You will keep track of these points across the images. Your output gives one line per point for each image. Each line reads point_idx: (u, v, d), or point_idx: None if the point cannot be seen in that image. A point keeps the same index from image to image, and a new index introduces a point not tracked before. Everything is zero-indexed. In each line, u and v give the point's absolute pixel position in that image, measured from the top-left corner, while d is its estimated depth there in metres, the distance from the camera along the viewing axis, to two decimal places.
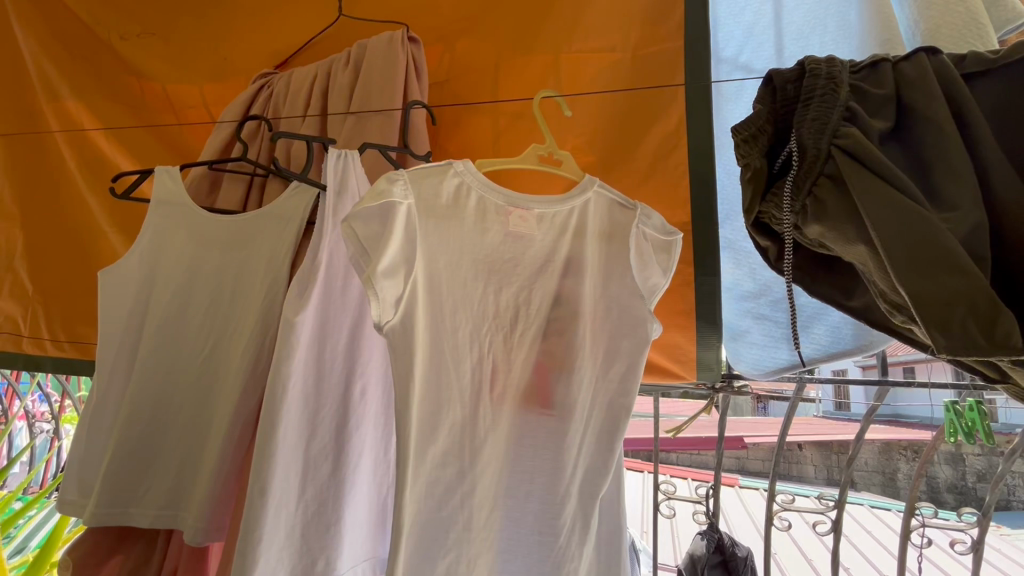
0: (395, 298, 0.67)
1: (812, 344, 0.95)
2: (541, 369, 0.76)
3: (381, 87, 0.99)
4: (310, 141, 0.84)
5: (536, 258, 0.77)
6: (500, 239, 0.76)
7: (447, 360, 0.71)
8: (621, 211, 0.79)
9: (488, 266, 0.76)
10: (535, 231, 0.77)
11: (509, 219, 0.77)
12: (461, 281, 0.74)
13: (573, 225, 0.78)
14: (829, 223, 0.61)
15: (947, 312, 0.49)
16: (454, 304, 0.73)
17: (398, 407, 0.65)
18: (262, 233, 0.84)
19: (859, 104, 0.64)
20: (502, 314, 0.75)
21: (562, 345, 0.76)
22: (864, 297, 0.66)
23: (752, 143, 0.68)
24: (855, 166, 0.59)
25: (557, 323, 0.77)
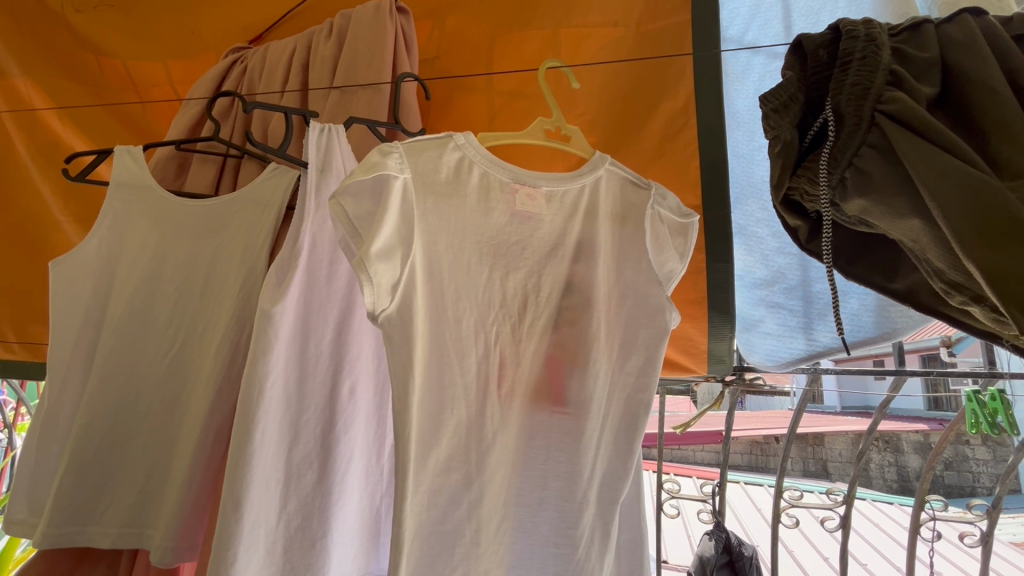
0: (392, 283, 0.59)
1: (831, 332, 0.91)
2: (552, 362, 0.69)
3: (367, 59, 0.91)
4: (289, 112, 0.75)
5: (545, 241, 0.70)
6: (506, 220, 0.69)
7: (451, 355, 0.64)
8: (635, 190, 0.73)
9: (493, 250, 0.68)
10: (544, 211, 0.70)
11: (516, 198, 0.70)
12: (463, 265, 0.67)
13: (584, 205, 0.72)
14: (874, 197, 0.56)
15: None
16: (457, 291, 0.66)
17: (397, 408, 0.58)
18: (238, 217, 0.75)
19: (903, 67, 0.59)
20: (510, 303, 0.68)
21: (575, 336, 0.70)
22: (908, 277, 0.60)
23: (784, 112, 0.63)
24: (905, 133, 0.54)
25: (569, 312, 0.70)
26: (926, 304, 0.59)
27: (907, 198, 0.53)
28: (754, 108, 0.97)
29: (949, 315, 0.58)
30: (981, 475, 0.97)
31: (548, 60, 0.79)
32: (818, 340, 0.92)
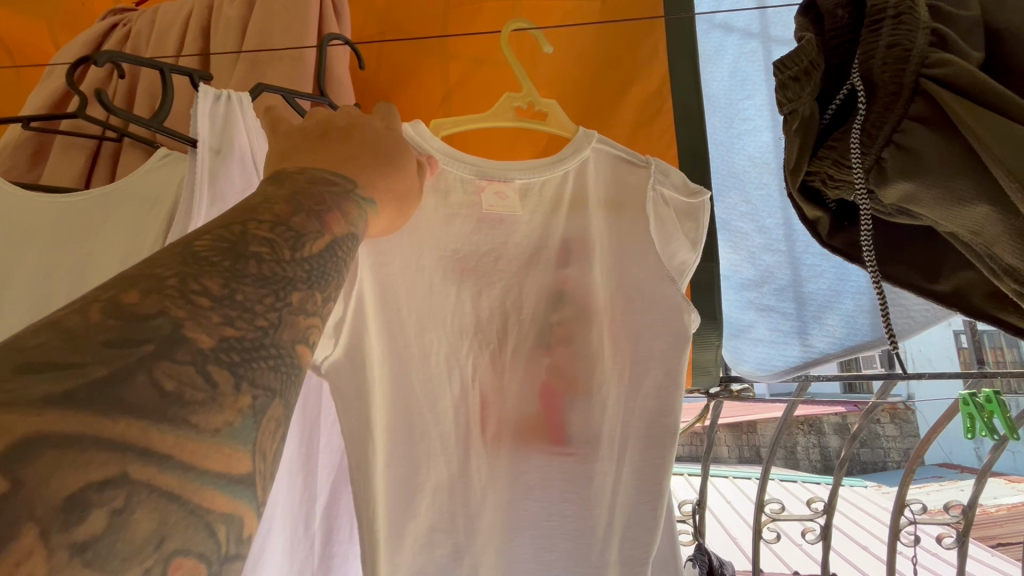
0: (333, 323, 0.52)
1: (827, 337, 0.82)
2: (547, 396, 0.56)
3: (284, 22, 0.73)
4: (168, 69, 0.57)
5: (522, 247, 0.58)
6: (471, 227, 0.58)
7: (417, 384, 0.55)
8: (631, 170, 0.60)
9: (472, 262, 0.57)
10: (519, 209, 0.59)
11: (481, 196, 0.58)
12: (426, 284, 0.56)
13: (569, 196, 0.60)
14: (927, 180, 0.46)
15: None
16: (422, 319, 0.56)
17: (357, 464, 0.51)
18: (117, 215, 0.65)
19: (945, 26, 0.49)
20: (486, 326, 0.57)
21: (573, 356, 0.57)
22: (956, 276, 0.52)
23: (804, 81, 0.52)
24: (965, 102, 0.44)
25: (565, 325, 0.57)
26: (975, 307, 0.51)
27: (974, 179, 0.43)
28: (732, 92, 0.86)
29: (1004, 320, 0.50)
30: (890, 451, 1.10)
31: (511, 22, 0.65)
32: (815, 345, 0.83)
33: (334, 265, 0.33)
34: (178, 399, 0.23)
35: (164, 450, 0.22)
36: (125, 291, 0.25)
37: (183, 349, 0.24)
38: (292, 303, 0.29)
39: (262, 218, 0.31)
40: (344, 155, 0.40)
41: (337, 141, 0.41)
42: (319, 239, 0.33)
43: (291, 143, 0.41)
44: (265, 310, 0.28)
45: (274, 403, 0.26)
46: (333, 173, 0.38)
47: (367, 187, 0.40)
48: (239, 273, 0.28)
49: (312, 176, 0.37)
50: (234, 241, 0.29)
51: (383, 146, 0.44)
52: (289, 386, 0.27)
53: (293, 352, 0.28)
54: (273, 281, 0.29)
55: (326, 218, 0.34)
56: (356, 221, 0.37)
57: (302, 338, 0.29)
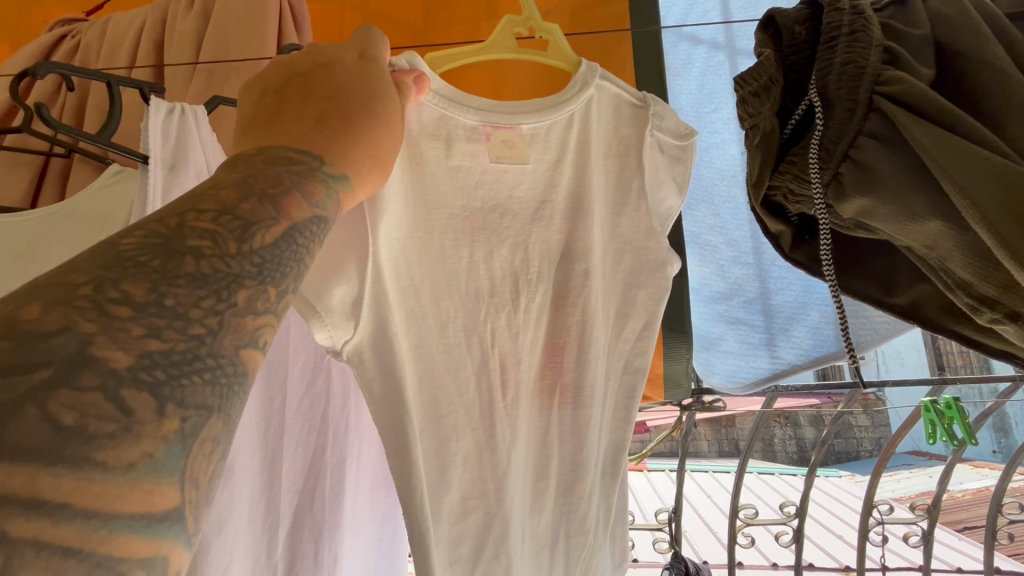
0: (348, 304, 0.46)
1: (794, 348, 0.83)
2: (549, 348, 0.56)
3: (242, 35, 0.71)
4: (111, 81, 0.54)
5: (528, 200, 0.56)
6: (478, 180, 0.54)
7: (439, 388, 0.51)
8: (633, 112, 0.59)
9: (466, 221, 0.54)
10: (526, 158, 0.56)
11: (487, 145, 0.55)
12: (437, 250, 0.53)
13: (574, 149, 0.57)
14: (880, 196, 0.46)
15: None
16: (433, 306, 0.52)
17: (396, 454, 0.46)
18: (69, 235, 0.62)
19: (898, 45, 0.50)
20: (498, 288, 0.54)
21: (576, 318, 0.55)
22: (910, 291, 0.53)
23: (763, 97, 0.52)
24: (916, 120, 0.45)
25: (568, 289, 0.56)
26: (928, 317, 0.52)
27: (923, 196, 0.44)
28: (700, 104, 0.87)
29: (954, 332, 0.52)
30: (863, 441, 1.05)
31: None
32: (782, 357, 0.84)
33: (294, 257, 0.27)
34: (80, 434, 0.18)
35: (59, 500, 0.17)
36: (26, 305, 0.20)
37: (90, 372, 0.19)
38: (236, 304, 0.23)
39: (204, 208, 0.25)
40: (313, 133, 0.33)
41: (298, 100, 0.35)
42: (277, 226, 0.26)
43: (256, 117, 0.34)
44: (202, 316, 0.22)
45: (213, 421, 0.21)
46: (296, 151, 0.31)
47: (336, 159, 0.33)
48: (170, 274, 0.22)
49: (270, 155, 0.30)
50: (169, 235, 0.23)
51: (360, 109, 0.37)
52: (233, 401, 0.22)
53: (241, 362, 0.23)
54: (214, 279, 0.23)
55: (283, 201, 0.28)
56: (324, 204, 0.30)
57: (249, 343, 0.23)
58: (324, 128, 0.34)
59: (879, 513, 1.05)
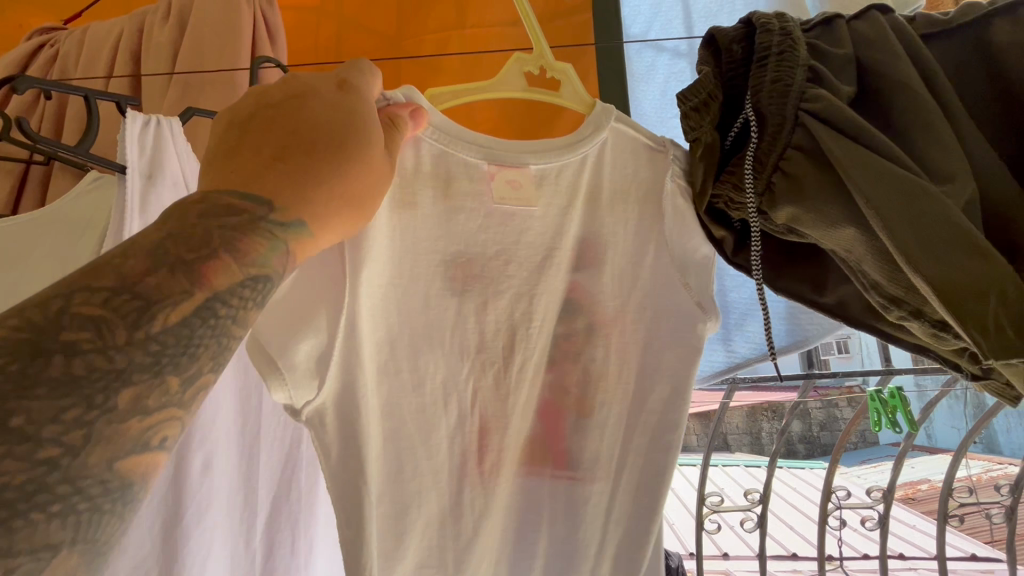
0: (314, 359, 0.49)
1: (749, 343, 0.88)
2: (547, 414, 0.60)
3: (218, 47, 0.74)
4: (88, 94, 0.57)
5: (536, 247, 0.58)
6: (479, 224, 0.57)
7: (406, 412, 0.54)
8: (650, 153, 0.60)
9: (459, 268, 0.56)
10: (535, 201, 0.58)
11: (492, 185, 0.57)
12: (421, 297, 0.56)
13: (585, 187, 0.60)
14: (808, 204, 0.50)
15: (981, 307, 0.39)
16: (423, 354, 0.55)
17: (347, 490, 0.50)
18: (47, 240, 0.64)
19: (820, 63, 0.54)
20: (491, 343, 0.57)
21: (579, 369, 0.60)
22: (839, 290, 0.57)
23: (703, 112, 0.56)
24: (833, 134, 0.49)
25: (571, 342, 0.60)
26: (856, 317, 0.57)
27: (840, 205, 0.49)
28: (663, 111, 0.90)
29: (879, 328, 0.56)
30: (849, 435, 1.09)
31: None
32: (737, 351, 0.89)
33: (206, 332, 0.28)
34: None
35: None
36: None
37: None
38: (117, 406, 0.24)
39: (99, 285, 0.26)
40: (263, 168, 0.34)
41: (259, 135, 0.36)
42: (187, 300, 0.27)
43: (219, 148, 0.36)
44: (70, 423, 0.23)
45: (54, 561, 0.22)
46: (242, 195, 0.32)
47: (288, 205, 0.34)
48: (24, 383, 0.23)
49: (210, 204, 0.31)
50: (42, 327, 0.24)
51: (331, 143, 0.37)
52: (96, 526, 0.23)
53: (112, 475, 0.24)
54: (88, 380, 0.24)
55: (203, 270, 0.29)
56: (265, 259, 0.32)
57: (126, 453, 0.24)
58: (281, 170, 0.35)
59: (837, 499, 1.10)
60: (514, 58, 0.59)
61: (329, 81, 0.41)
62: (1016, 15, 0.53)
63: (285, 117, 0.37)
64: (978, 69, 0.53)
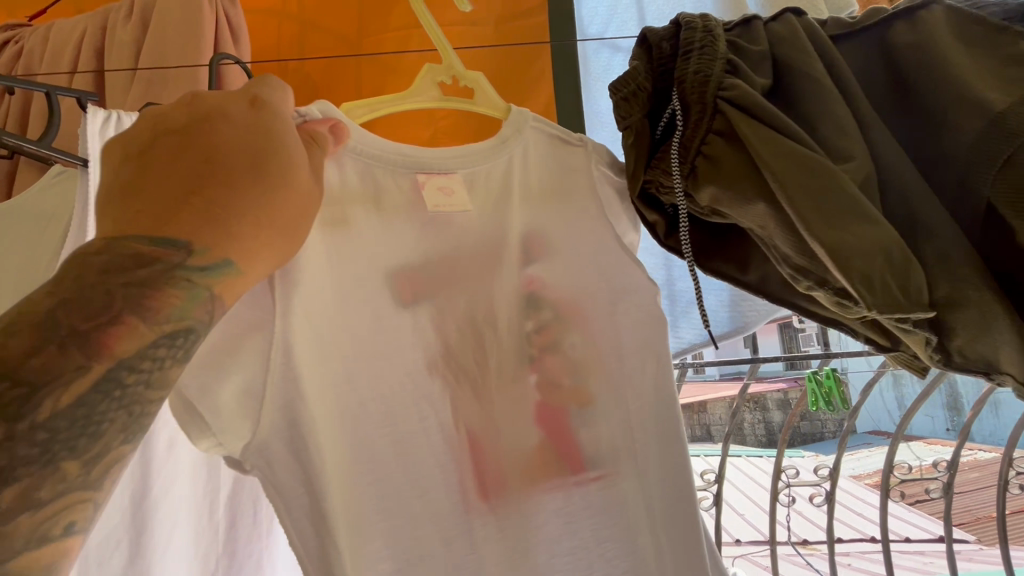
0: (235, 398, 0.45)
1: (693, 328, 0.94)
2: (548, 418, 0.55)
3: (178, 45, 0.77)
4: (49, 91, 0.59)
5: (479, 248, 0.57)
6: (417, 235, 0.56)
7: (370, 427, 0.49)
8: (567, 147, 0.64)
9: (406, 279, 0.54)
10: (469, 204, 0.58)
11: (424, 194, 0.57)
12: (370, 312, 0.52)
13: (516, 187, 0.61)
14: (721, 183, 0.54)
15: (870, 266, 0.42)
16: (386, 362, 0.51)
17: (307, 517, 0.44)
18: (10, 232, 0.67)
19: (738, 58, 0.57)
20: (455, 351, 0.53)
21: (564, 365, 0.56)
22: (759, 269, 0.62)
23: (633, 102, 0.61)
24: (746, 117, 0.52)
25: (551, 335, 0.57)
26: (775, 293, 0.62)
27: (755, 181, 0.52)
28: None
29: (795, 303, 0.61)
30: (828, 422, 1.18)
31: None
32: (683, 336, 0.94)
33: (109, 409, 0.30)
34: None
35: None
36: None
37: None
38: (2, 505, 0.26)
39: None
40: (177, 206, 0.35)
41: (160, 175, 0.36)
42: (81, 380, 0.29)
43: (121, 185, 0.36)
44: None
45: None
46: (152, 243, 0.34)
47: (206, 247, 0.36)
48: None
49: (113, 256, 0.32)
50: None
51: (252, 172, 0.39)
52: None
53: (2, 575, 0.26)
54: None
55: (103, 340, 0.30)
56: (184, 311, 0.34)
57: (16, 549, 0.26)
58: (190, 208, 0.36)
59: (788, 477, 1.16)
60: (425, 71, 0.61)
61: (237, 102, 0.41)
62: (914, 20, 0.55)
63: (192, 150, 0.38)
64: (882, 72, 0.55)
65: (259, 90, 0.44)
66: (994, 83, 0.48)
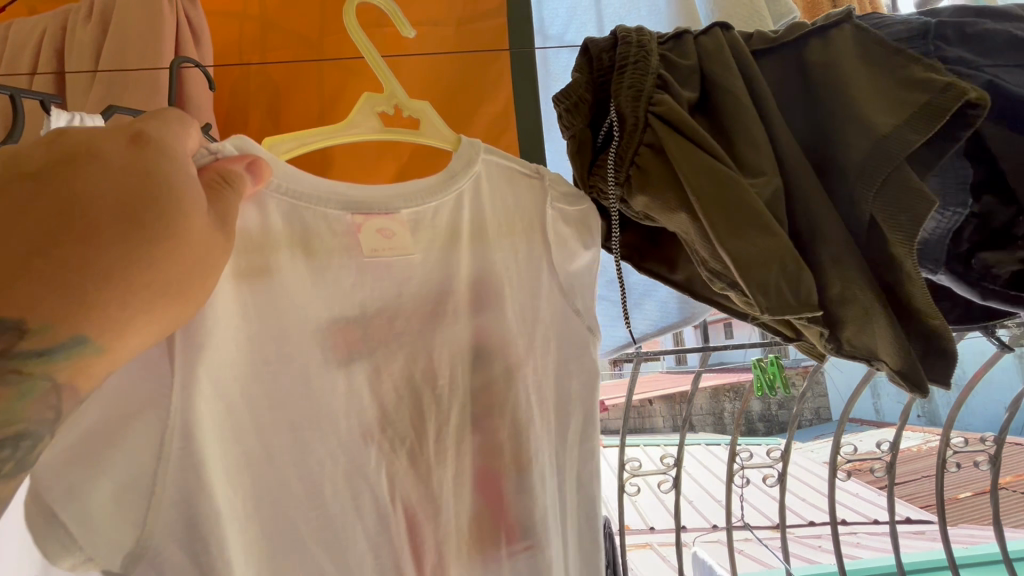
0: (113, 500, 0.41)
1: (645, 319, 0.98)
2: (484, 481, 0.55)
3: (139, 48, 0.78)
4: (15, 94, 0.61)
5: (422, 299, 0.55)
6: (353, 287, 0.52)
7: (290, 508, 0.47)
8: (523, 180, 0.62)
9: (340, 335, 0.51)
10: (410, 248, 0.55)
11: (361, 236, 0.52)
12: (298, 378, 0.48)
13: (466, 228, 0.58)
14: (651, 194, 0.58)
15: (764, 274, 0.48)
16: (309, 419, 0.48)
17: None
18: None
19: (668, 73, 0.61)
20: (392, 416, 0.52)
21: (506, 425, 0.56)
22: (686, 268, 0.67)
23: (575, 113, 0.64)
24: (672, 133, 0.56)
25: (492, 397, 0.56)
26: (698, 292, 0.67)
27: (676, 194, 0.56)
28: None
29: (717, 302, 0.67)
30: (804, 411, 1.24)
31: (350, 11, 0.56)
32: (637, 327, 0.99)
33: None
34: None
35: None
36: None
37: None
38: None
39: None
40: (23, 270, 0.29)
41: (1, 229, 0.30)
42: None
43: None
44: None
45: None
46: None
47: (52, 320, 0.30)
48: None
49: None
50: None
51: (130, 223, 0.33)
52: None
53: None
54: None
55: None
56: (14, 415, 0.29)
57: None
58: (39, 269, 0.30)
59: (740, 460, 1.22)
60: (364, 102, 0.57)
61: (118, 137, 0.35)
62: (826, 38, 0.60)
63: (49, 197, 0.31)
64: (797, 88, 0.60)
65: (159, 126, 0.38)
66: (886, 103, 0.53)
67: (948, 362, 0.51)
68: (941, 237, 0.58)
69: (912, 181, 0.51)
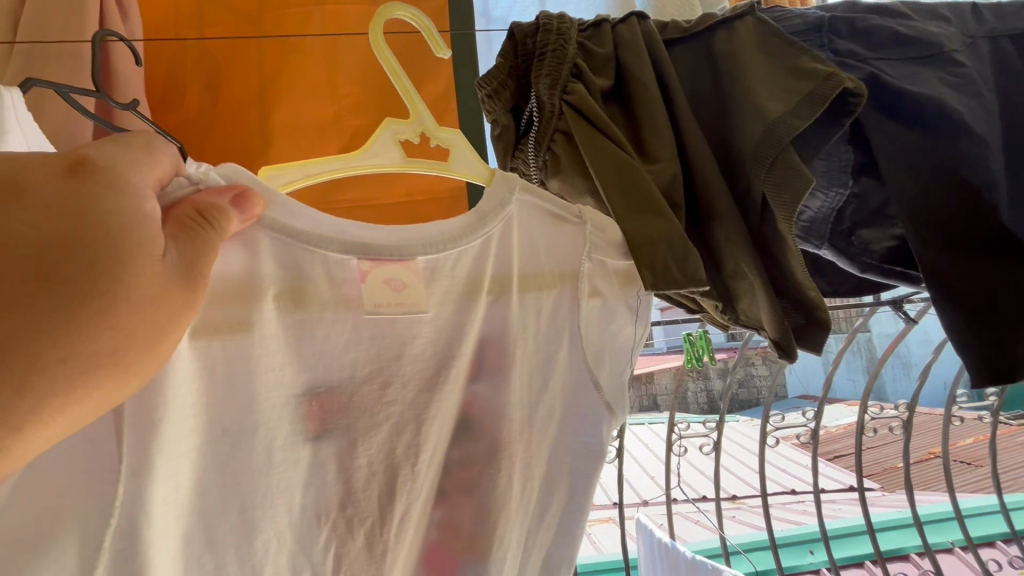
0: None
1: None
2: (435, 560, 0.51)
3: (62, 25, 0.76)
4: None
5: (420, 367, 0.48)
6: (347, 355, 0.45)
7: None
8: (558, 225, 0.52)
9: (316, 406, 0.44)
10: (421, 305, 0.48)
11: (363, 287, 0.46)
12: (266, 464, 0.43)
13: (487, 278, 0.51)
14: (564, 177, 0.62)
15: (653, 251, 0.49)
16: (263, 502, 0.42)
17: None
18: None
19: (585, 63, 0.64)
20: (361, 497, 0.46)
21: (472, 501, 0.52)
22: None
23: (495, 98, 0.66)
24: (583, 123, 0.59)
25: (468, 466, 0.52)
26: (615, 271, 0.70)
27: (584, 180, 0.61)
28: None
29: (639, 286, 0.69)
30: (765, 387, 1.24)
31: (376, 37, 0.51)
32: None
33: None
34: None
35: None
36: None
37: None
38: None
39: None
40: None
41: None
42: None
43: None
44: None
45: None
46: None
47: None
48: None
49: None
50: None
51: (78, 252, 0.28)
52: None
53: None
54: None
55: None
56: None
57: None
58: None
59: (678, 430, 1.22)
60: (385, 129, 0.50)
61: (54, 167, 0.30)
62: (732, 28, 0.62)
63: None
64: (707, 79, 0.62)
65: (122, 160, 0.33)
66: (779, 92, 0.56)
67: (819, 332, 0.54)
68: (824, 216, 0.63)
69: (793, 161, 0.54)
